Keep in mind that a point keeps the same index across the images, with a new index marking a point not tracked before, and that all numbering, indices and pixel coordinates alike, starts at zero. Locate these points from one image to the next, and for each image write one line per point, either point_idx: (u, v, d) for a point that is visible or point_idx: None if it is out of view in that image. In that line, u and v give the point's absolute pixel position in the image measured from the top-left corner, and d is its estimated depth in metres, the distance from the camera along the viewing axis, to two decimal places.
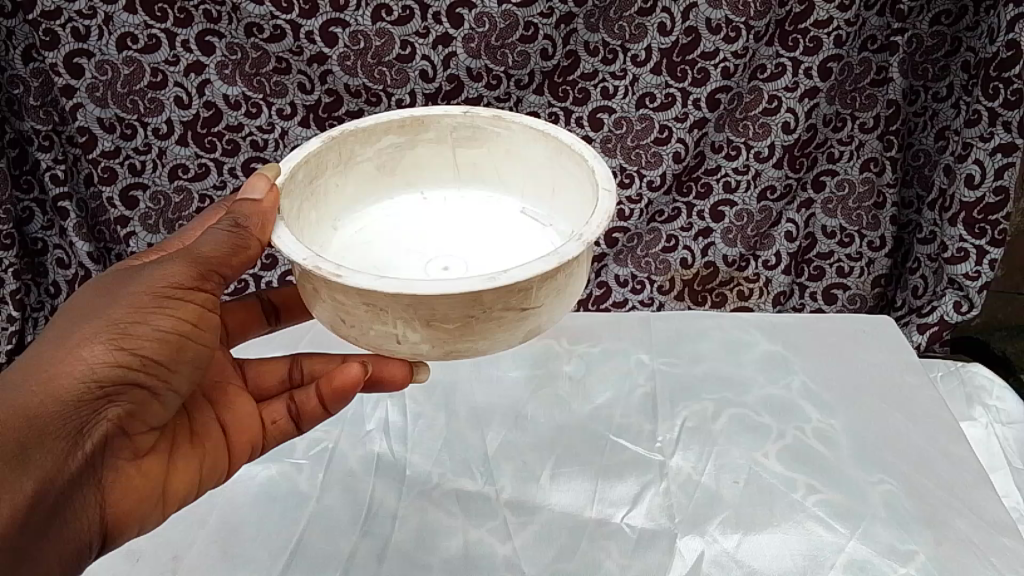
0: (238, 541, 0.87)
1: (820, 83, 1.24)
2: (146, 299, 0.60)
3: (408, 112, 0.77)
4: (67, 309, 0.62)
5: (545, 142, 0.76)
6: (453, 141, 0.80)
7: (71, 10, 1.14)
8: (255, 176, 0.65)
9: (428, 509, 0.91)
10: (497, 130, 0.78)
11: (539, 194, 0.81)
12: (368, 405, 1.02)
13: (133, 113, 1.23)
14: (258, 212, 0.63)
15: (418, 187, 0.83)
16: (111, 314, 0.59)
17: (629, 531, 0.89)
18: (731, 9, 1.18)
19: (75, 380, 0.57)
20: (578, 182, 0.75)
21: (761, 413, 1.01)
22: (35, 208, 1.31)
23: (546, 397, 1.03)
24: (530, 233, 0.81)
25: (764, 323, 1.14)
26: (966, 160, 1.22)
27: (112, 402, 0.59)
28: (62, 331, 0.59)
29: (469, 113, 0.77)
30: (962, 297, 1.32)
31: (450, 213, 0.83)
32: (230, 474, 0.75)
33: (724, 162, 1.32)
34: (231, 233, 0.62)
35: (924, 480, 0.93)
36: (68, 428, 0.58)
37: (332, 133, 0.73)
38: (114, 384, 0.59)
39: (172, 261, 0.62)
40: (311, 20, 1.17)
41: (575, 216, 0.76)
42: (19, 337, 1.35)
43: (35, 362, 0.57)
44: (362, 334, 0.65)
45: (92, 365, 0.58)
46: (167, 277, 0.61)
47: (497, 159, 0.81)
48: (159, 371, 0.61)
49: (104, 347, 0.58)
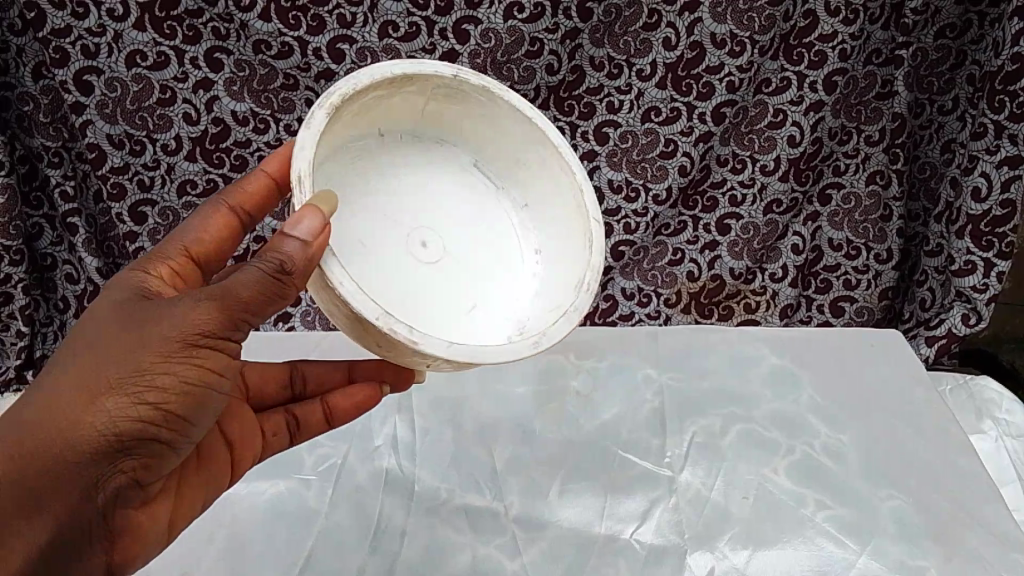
0: (247, 558, 0.87)
1: (826, 96, 1.25)
2: (171, 347, 0.54)
3: (403, 69, 0.67)
4: (91, 333, 0.57)
5: (528, 125, 0.73)
6: (428, 96, 0.71)
7: (81, 27, 1.15)
8: (304, 209, 0.56)
9: (436, 525, 0.91)
10: (480, 97, 0.72)
11: (495, 154, 0.77)
12: (376, 421, 1.01)
13: (142, 129, 1.24)
14: (303, 257, 0.56)
15: (377, 130, 0.72)
16: (133, 360, 0.54)
17: (638, 547, 0.89)
18: (736, 24, 1.19)
19: (91, 432, 0.54)
20: (557, 182, 0.75)
21: (770, 428, 1.01)
22: (45, 223, 1.32)
23: (554, 413, 1.03)
24: (485, 195, 0.77)
25: (773, 336, 1.13)
26: (973, 173, 1.22)
27: (127, 455, 0.56)
28: (83, 366, 0.55)
29: (461, 77, 0.70)
30: (970, 310, 1.31)
31: (410, 165, 0.74)
32: (234, 480, 0.75)
33: (730, 175, 1.32)
34: (271, 280, 0.55)
35: (933, 495, 0.93)
36: (85, 474, 0.55)
37: (327, 101, 0.63)
38: (133, 434, 0.55)
39: (201, 302, 0.55)
40: (318, 37, 1.18)
41: (541, 202, 0.77)
42: (28, 352, 1.35)
43: (54, 403, 0.54)
44: (398, 353, 0.62)
45: (112, 418, 0.54)
46: (195, 322, 0.54)
47: (464, 119, 0.74)
48: (179, 423, 0.56)
49: (123, 397, 0.54)
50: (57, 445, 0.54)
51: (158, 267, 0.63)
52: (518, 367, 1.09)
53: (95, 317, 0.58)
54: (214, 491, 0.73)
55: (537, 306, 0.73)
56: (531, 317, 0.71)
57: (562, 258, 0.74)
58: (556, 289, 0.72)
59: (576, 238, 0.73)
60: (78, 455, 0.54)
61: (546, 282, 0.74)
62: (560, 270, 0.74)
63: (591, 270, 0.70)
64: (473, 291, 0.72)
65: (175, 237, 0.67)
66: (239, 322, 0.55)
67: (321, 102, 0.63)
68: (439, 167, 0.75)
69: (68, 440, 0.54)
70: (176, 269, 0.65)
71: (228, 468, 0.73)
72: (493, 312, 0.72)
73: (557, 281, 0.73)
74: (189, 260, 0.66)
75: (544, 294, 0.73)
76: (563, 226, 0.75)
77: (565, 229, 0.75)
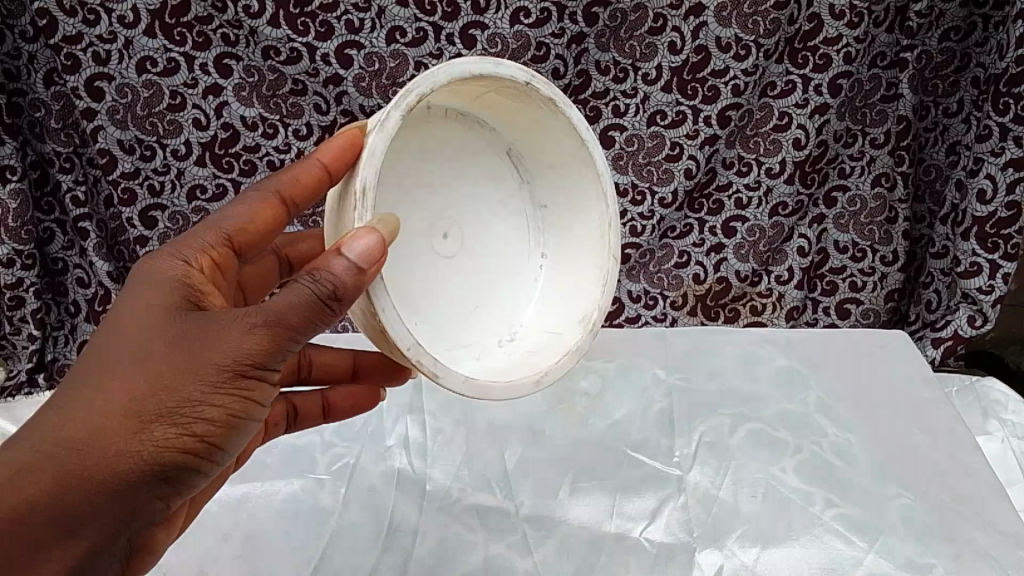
0: (262, 556, 0.88)
1: (830, 99, 1.26)
2: (222, 378, 0.51)
3: (478, 68, 0.63)
4: (119, 350, 0.52)
5: (581, 145, 0.71)
6: (489, 88, 0.68)
7: (92, 34, 1.17)
8: (363, 231, 0.54)
9: (448, 523, 0.92)
10: (543, 107, 0.69)
11: (535, 147, 0.75)
12: (388, 422, 1.03)
13: (152, 134, 1.26)
14: (355, 281, 0.53)
15: (427, 104, 0.68)
16: (179, 393, 0.50)
17: (648, 546, 0.90)
18: (741, 27, 1.20)
19: (131, 472, 0.50)
20: (582, 196, 0.75)
21: (778, 428, 1.02)
22: (56, 228, 1.33)
23: (564, 413, 1.04)
24: (506, 182, 0.76)
25: (780, 338, 1.14)
26: (978, 175, 1.23)
27: (165, 488, 0.53)
28: (115, 391, 0.50)
29: (532, 84, 0.66)
30: (976, 311, 1.32)
31: (445, 141, 0.71)
32: (239, 462, 0.78)
33: (735, 178, 1.33)
34: (322, 306, 0.53)
35: (941, 494, 0.93)
36: (120, 507, 0.52)
37: (403, 101, 0.59)
38: (175, 468, 0.52)
39: (252, 331, 0.51)
40: (326, 43, 1.20)
41: (563, 211, 0.77)
42: (39, 355, 1.37)
43: (83, 435, 0.50)
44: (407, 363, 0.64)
45: (155, 452, 0.50)
46: (247, 353, 0.51)
47: (519, 110, 0.71)
48: (219, 454, 0.54)
49: (169, 430, 0.50)
50: (90, 484, 0.50)
51: (196, 256, 0.59)
52: None
53: (121, 329, 0.53)
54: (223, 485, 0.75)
55: (531, 321, 0.76)
56: (525, 332, 0.76)
57: (566, 280, 0.77)
58: (554, 312, 0.76)
59: (586, 268, 0.75)
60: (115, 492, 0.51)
61: (545, 295, 0.77)
62: (562, 283, 0.77)
63: (597, 312, 0.73)
64: (478, 289, 0.74)
65: (216, 223, 0.62)
66: (287, 350, 0.53)
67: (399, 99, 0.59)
68: (469, 145, 0.73)
69: (103, 477, 0.50)
70: (214, 260, 0.61)
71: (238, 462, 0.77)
72: (493, 317, 0.75)
73: (556, 300, 0.76)
74: (228, 248, 0.62)
75: (541, 309, 0.77)
76: (578, 246, 0.76)
77: (577, 251, 0.76)
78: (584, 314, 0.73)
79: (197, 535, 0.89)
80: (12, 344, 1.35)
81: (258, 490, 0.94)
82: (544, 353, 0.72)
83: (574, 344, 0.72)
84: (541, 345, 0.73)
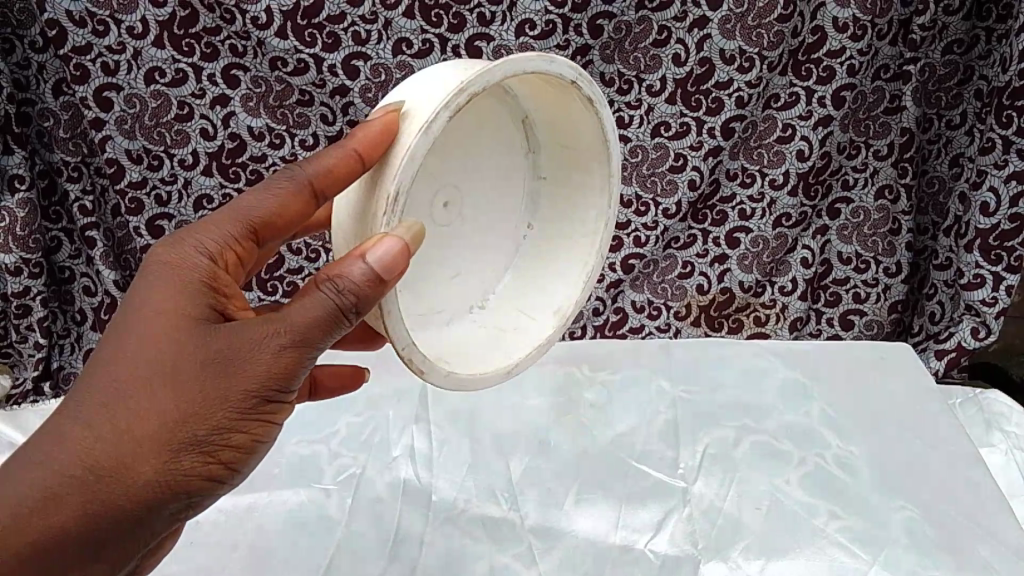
0: (269, 566, 0.89)
1: (834, 112, 1.26)
2: (248, 399, 0.52)
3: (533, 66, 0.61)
4: (137, 370, 0.52)
5: (602, 144, 0.71)
6: (530, 76, 0.66)
7: (101, 45, 1.18)
8: (383, 239, 0.54)
9: (453, 534, 0.93)
10: (577, 104, 0.68)
11: (555, 128, 0.74)
12: (394, 431, 1.03)
13: (159, 144, 1.27)
14: (376, 289, 0.54)
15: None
16: (205, 418, 0.51)
17: (653, 557, 0.90)
18: (744, 40, 1.21)
19: (156, 496, 0.51)
20: (587, 190, 0.76)
21: (783, 439, 1.02)
22: (64, 237, 1.34)
23: (569, 423, 1.04)
24: (515, 154, 0.76)
25: (783, 349, 1.14)
26: (981, 187, 1.24)
27: (184, 508, 0.54)
28: (138, 415, 0.50)
29: (578, 84, 0.64)
30: (979, 323, 1.32)
31: (471, 109, 0.69)
32: None
33: (739, 190, 1.34)
34: (344, 318, 0.54)
35: (945, 506, 0.94)
36: (141, 529, 0.53)
37: (454, 99, 0.57)
38: (197, 489, 0.53)
39: (278, 351, 0.53)
40: (333, 54, 1.21)
41: (559, 192, 0.78)
42: (45, 363, 1.37)
43: (108, 463, 0.50)
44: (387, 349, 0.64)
45: (181, 477, 0.51)
46: (275, 372, 0.53)
47: (555, 99, 0.69)
48: (237, 470, 0.55)
49: (195, 455, 0.52)
50: (114, 511, 0.51)
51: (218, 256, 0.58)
52: (533, 380, 1.10)
53: (138, 345, 0.52)
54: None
55: (504, 293, 0.79)
56: (496, 304, 0.79)
57: (545, 265, 0.79)
58: (527, 292, 0.79)
59: (569, 259, 0.78)
60: (139, 516, 0.52)
61: (523, 271, 0.80)
62: (540, 263, 0.79)
63: (573, 305, 0.76)
64: (461, 259, 0.75)
65: (242, 213, 0.60)
66: (308, 366, 0.55)
67: (450, 98, 0.57)
68: (490, 115, 0.71)
69: (127, 503, 0.51)
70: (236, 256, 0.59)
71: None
72: (469, 288, 0.77)
73: (533, 279, 0.79)
74: (251, 241, 0.60)
75: (516, 285, 0.79)
76: (570, 233, 0.78)
77: (563, 237, 0.78)
78: (560, 306, 0.77)
79: (206, 544, 0.90)
80: (18, 351, 1.36)
81: (265, 499, 0.95)
82: (516, 338, 0.75)
83: (544, 335, 0.75)
84: (513, 327, 0.77)
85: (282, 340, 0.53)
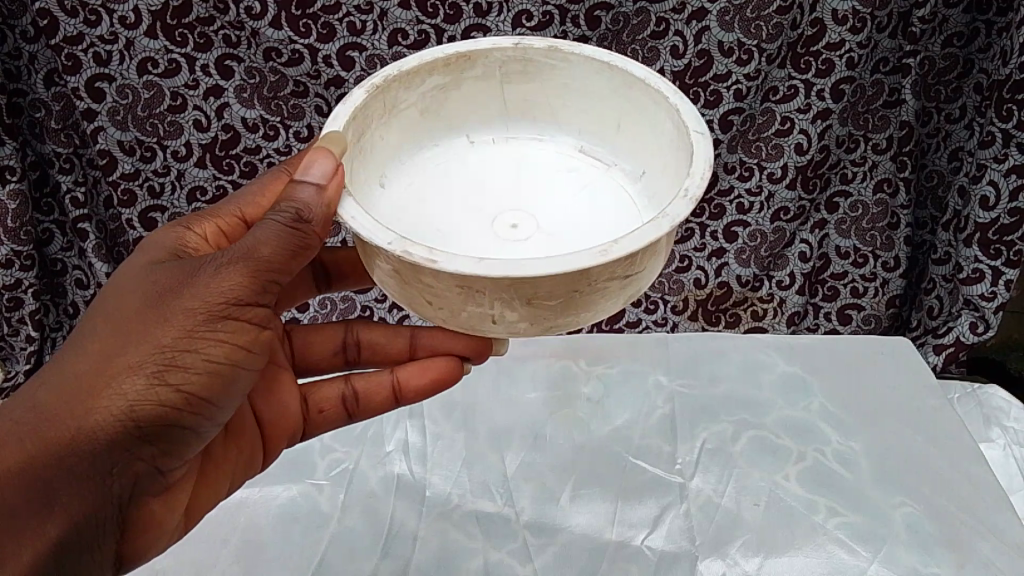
0: (260, 562, 0.88)
1: (833, 105, 1.24)
2: (195, 321, 0.58)
3: (453, 49, 0.72)
4: (105, 312, 0.59)
5: (609, 76, 0.73)
6: (506, 81, 0.76)
7: (93, 35, 1.16)
8: (315, 151, 0.60)
9: (448, 529, 0.92)
10: (553, 64, 0.74)
11: (590, 123, 0.78)
12: (387, 425, 1.02)
13: (152, 135, 1.25)
14: (318, 200, 0.59)
15: (466, 134, 0.79)
16: (156, 339, 0.57)
17: (650, 553, 0.90)
18: (743, 32, 1.18)
19: (110, 419, 0.56)
20: (660, 127, 0.71)
21: (781, 435, 1.01)
22: (55, 229, 1.34)
23: (566, 417, 1.04)
24: (591, 176, 0.78)
25: (782, 343, 1.13)
26: (981, 181, 1.22)
27: (146, 440, 0.58)
28: (100, 348, 0.57)
29: (520, 45, 0.73)
30: (978, 318, 1.32)
31: (499, 159, 0.79)
32: (264, 464, 0.80)
33: (737, 183, 1.33)
34: (290, 234, 0.59)
35: (945, 502, 0.93)
36: (104, 461, 0.57)
37: (371, 81, 0.68)
38: (152, 416, 0.57)
39: (222, 274, 0.58)
40: (328, 44, 1.19)
41: (649, 158, 0.74)
42: (38, 357, 1.37)
43: (67, 389, 0.56)
44: (450, 318, 0.61)
45: (131, 400, 0.56)
46: (223, 291, 0.58)
47: (549, 92, 0.77)
48: (199, 406, 0.59)
49: (144, 377, 0.57)
50: (73, 441, 0.56)
51: (204, 226, 0.69)
52: (529, 373, 1.09)
53: (110, 295, 0.61)
54: (245, 471, 0.78)
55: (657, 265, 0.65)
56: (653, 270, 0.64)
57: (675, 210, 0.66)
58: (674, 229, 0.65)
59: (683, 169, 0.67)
60: (98, 444, 0.56)
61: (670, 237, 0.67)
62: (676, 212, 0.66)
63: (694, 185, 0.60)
64: None
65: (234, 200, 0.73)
66: (256, 290, 0.59)
67: (369, 78, 0.68)
68: (539, 157, 0.79)
69: (83, 427, 0.56)
70: (222, 228, 0.70)
71: (286, 430, 0.79)
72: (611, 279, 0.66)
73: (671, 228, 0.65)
74: (240, 223, 0.71)
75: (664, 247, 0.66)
76: (673, 169, 0.70)
77: (674, 179, 0.69)
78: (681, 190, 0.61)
79: (196, 539, 0.90)
80: (9, 345, 1.36)
81: (257, 493, 0.94)
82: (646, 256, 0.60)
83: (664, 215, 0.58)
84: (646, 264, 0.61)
85: (227, 262, 0.59)
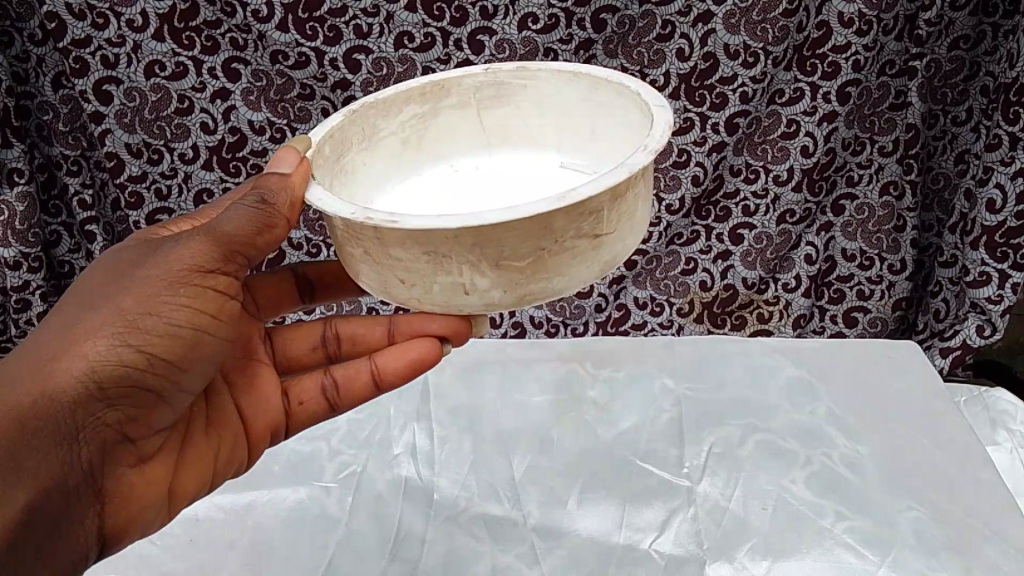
0: (267, 566, 0.89)
1: (839, 107, 1.24)
2: (160, 291, 0.63)
3: (428, 78, 0.77)
4: (80, 293, 0.65)
5: (577, 84, 0.77)
6: (483, 108, 0.81)
7: (100, 38, 1.17)
8: (282, 149, 0.65)
9: (455, 533, 0.92)
10: (523, 84, 0.79)
11: (567, 135, 0.81)
12: (395, 428, 1.04)
13: (160, 138, 1.26)
14: (283, 186, 0.63)
15: (449, 162, 0.83)
16: (121, 302, 0.62)
17: (657, 557, 0.89)
18: (749, 35, 1.18)
19: (74, 378, 0.60)
20: (630, 120, 0.74)
21: (788, 439, 1.01)
22: (63, 231, 1.35)
23: (572, 422, 1.04)
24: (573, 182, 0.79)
25: (789, 348, 1.14)
26: (987, 184, 1.22)
27: (112, 401, 0.63)
28: (71, 319, 0.62)
29: (490, 70, 0.78)
30: (984, 321, 1.32)
31: (485, 176, 0.82)
32: (252, 460, 0.82)
33: (743, 185, 1.33)
34: (252, 215, 0.63)
35: (955, 507, 0.91)
36: (70, 421, 0.61)
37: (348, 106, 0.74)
38: (117, 377, 0.62)
39: (189, 249, 0.64)
40: (334, 47, 1.19)
41: (625, 152, 0.76)
42: None
43: (35, 354, 0.61)
44: (425, 294, 0.62)
45: (96, 361, 0.61)
46: (185, 259, 0.63)
47: (525, 115, 0.82)
48: (165, 370, 0.64)
49: (109, 340, 0.61)
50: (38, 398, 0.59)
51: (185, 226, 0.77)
52: (535, 377, 1.10)
53: (87, 281, 0.66)
54: (231, 462, 0.79)
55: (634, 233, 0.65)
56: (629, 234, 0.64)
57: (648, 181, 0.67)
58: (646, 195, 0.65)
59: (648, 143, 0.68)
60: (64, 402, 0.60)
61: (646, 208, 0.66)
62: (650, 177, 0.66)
63: (655, 140, 0.62)
64: None
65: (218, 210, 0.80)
66: (218, 265, 0.64)
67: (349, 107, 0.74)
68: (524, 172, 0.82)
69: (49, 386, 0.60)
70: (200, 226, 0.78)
71: (267, 423, 0.81)
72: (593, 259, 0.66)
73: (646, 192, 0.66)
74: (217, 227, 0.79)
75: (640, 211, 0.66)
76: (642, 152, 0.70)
77: None
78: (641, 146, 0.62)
79: (204, 540, 0.91)
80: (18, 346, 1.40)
81: (265, 497, 0.96)
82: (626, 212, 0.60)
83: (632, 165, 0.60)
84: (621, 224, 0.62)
85: (194, 240, 0.64)
